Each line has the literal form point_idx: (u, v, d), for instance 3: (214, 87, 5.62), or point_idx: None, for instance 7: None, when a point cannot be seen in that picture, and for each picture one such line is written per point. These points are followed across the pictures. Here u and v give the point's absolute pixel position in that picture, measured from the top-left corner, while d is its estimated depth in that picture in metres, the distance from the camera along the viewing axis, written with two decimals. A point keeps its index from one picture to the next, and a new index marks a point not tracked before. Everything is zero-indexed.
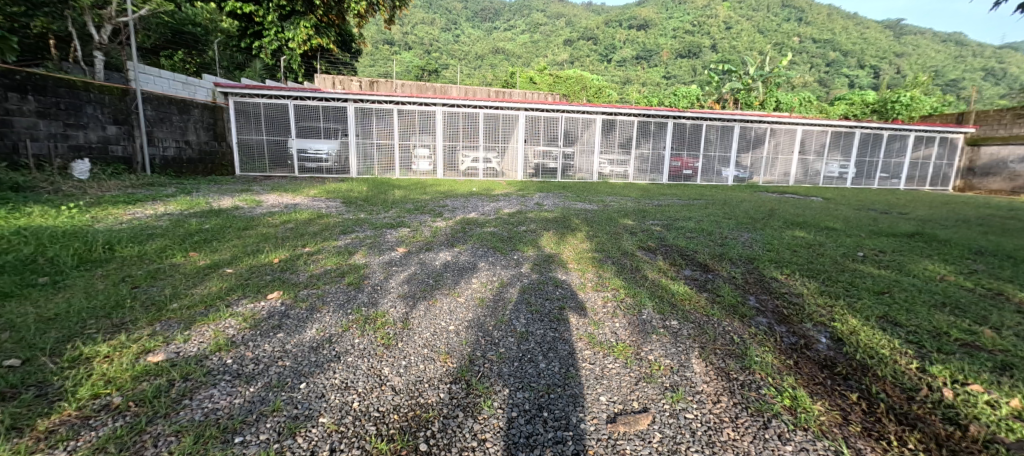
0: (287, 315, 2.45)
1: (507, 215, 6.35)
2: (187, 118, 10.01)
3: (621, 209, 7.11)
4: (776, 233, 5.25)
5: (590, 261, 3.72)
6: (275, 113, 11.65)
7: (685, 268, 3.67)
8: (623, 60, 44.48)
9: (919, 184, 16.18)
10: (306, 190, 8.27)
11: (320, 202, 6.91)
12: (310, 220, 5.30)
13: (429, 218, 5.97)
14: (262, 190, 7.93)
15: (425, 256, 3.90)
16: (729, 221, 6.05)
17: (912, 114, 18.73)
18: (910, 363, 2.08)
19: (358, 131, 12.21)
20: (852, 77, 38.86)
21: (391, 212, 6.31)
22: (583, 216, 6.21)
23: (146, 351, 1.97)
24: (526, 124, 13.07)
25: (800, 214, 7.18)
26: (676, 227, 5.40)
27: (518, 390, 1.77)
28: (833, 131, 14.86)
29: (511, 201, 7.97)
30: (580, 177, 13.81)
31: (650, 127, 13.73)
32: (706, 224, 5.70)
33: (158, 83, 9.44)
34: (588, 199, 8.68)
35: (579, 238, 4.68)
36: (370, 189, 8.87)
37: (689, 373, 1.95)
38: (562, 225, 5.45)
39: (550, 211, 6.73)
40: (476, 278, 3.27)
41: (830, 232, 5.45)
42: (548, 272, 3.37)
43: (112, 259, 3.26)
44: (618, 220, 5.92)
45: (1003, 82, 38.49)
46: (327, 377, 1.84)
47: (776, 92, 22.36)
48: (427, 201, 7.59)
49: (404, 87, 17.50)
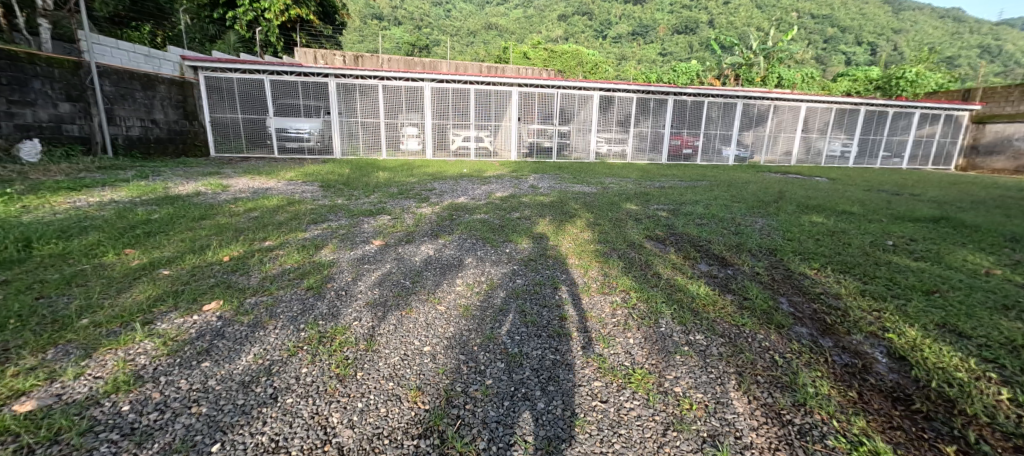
0: (222, 334, 1.96)
1: (500, 199, 5.85)
2: (153, 95, 9.24)
3: (621, 192, 6.64)
4: (792, 219, 4.81)
5: (593, 254, 3.25)
6: (250, 89, 10.85)
7: (701, 262, 3.22)
8: (619, 36, 43.06)
9: (921, 163, 15.88)
10: (282, 172, 7.65)
11: (296, 186, 6.35)
12: (280, 207, 4.76)
13: (413, 204, 5.43)
14: (234, 173, 7.30)
15: (404, 249, 3.40)
16: (740, 205, 5.59)
17: (917, 91, 18.20)
18: (1000, 394, 1.65)
19: (341, 109, 11.49)
20: (849, 54, 38.11)
21: (372, 197, 5.77)
22: (582, 200, 5.72)
23: (16, 396, 1.48)
24: (520, 101, 12.36)
25: (810, 196, 6.77)
26: (683, 213, 4.92)
27: (509, 449, 1.31)
28: (837, 109, 14.33)
29: (504, 183, 7.47)
30: (577, 157, 13.23)
31: (650, 104, 13.07)
32: (715, 209, 5.23)
33: (112, 56, 8.60)
34: (586, 181, 8.13)
35: (579, 226, 4.20)
36: (353, 171, 8.24)
37: (729, 415, 1.50)
38: (559, 211, 4.95)
39: (546, 195, 6.23)
40: (462, 279, 2.79)
41: (848, 216, 5.06)
42: (546, 270, 2.90)
43: (27, 260, 2.73)
44: (620, 204, 5.43)
45: (999, 59, 37.98)
46: (252, 432, 1.36)
47: (778, 68, 21.58)
48: (413, 184, 7.06)
49: (391, 61, 16.59)
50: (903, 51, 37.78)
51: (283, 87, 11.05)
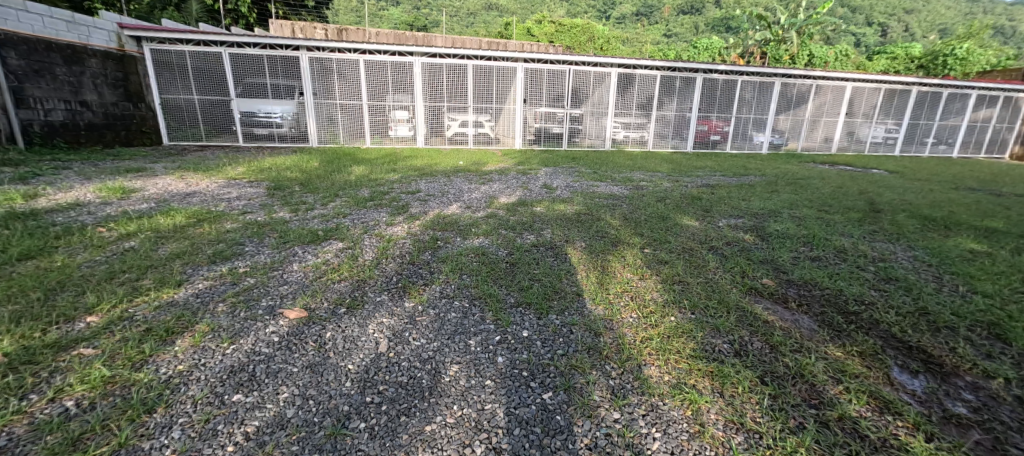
0: None
1: (504, 208, 4.28)
2: (80, 70, 7.56)
3: (663, 194, 5.09)
4: (939, 246, 3.25)
5: (689, 352, 1.70)
6: (206, 65, 9.15)
7: (898, 371, 1.67)
8: (623, 16, 40.34)
9: (973, 151, 14.15)
10: (228, 167, 6.06)
11: (233, 188, 4.79)
12: (181, 227, 3.21)
13: (385, 217, 3.88)
14: (163, 169, 5.72)
15: (333, 334, 1.84)
16: (840, 219, 4.01)
17: (966, 70, 16.24)
18: None
19: (316, 89, 9.82)
20: (859, 35, 35.73)
21: (331, 206, 4.22)
22: (618, 211, 4.12)
23: None
24: (525, 80, 10.61)
25: (911, 200, 5.18)
26: (775, 236, 3.36)
27: None
28: (887, 89, 12.56)
29: (508, 181, 5.92)
30: (589, 144, 11.59)
31: (675, 83, 11.30)
32: (813, 226, 3.67)
33: (25, 22, 6.70)
34: (609, 177, 6.54)
35: (633, 265, 2.65)
36: (323, 165, 6.67)
37: None
38: (591, 231, 3.40)
39: (566, 200, 4.64)
40: (429, 445, 1.23)
41: (1010, 239, 3.48)
42: (614, 417, 1.35)
43: None
44: (674, 217, 3.88)
45: (1016, 39, 35.57)
46: None
47: (809, 44, 19.53)
48: (392, 184, 5.50)
49: (381, 35, 14.71)
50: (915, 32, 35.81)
51: (246, 63, 9.34)
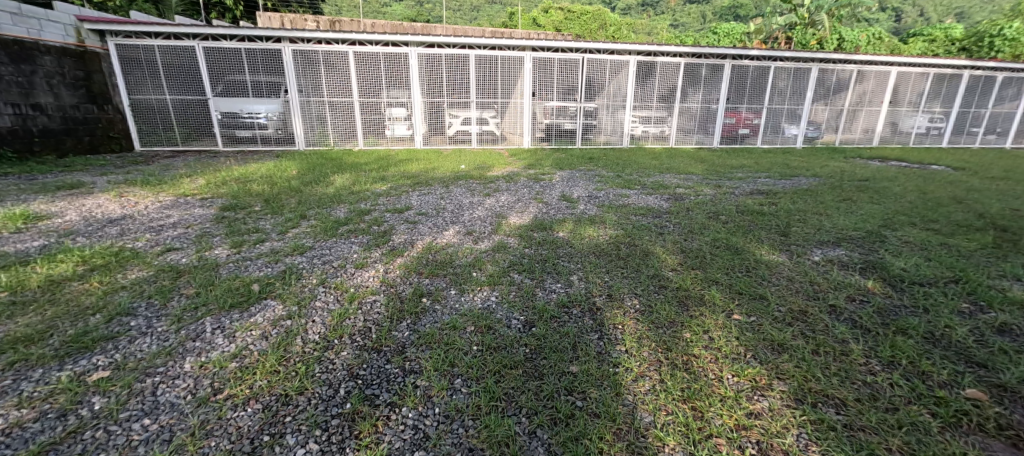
0: None
1: (516, 234, 3.27)
2: (31, 69, 6.65)
3: (715, 208, 4.04)
4: None
5: None
6: (180, 61, 8.22)
7: None
8: (627, 7, 38.42)
9: None
10: (186, 180, 5.11)
11: (175, 209, 3.83)
12: (60, 281, 2.25)
13: (357, 253, 2.89)
14: (105, 184, 4.79)
15: None
16: (976, 247, 2.92)
17: (1017, 51, 14.73)
18: None
19: (302, 85, 8.83)
20: (874, 20, 33.73)
21: (291, 235, 3.25)
22: (668, 237, 3.10)
23: None
24: (534, 71, 9.53)
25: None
26: (911, 282, 2.31)
27: None
28: (936, 74, 11.26)
29: (520, 191, 4.91)
30: (604, 140, 10.56)
31: (701, 71, 10.16)
32: (952, 262, 2.59)
33: None
34: (639, 183, 5.50)
35: (733, 354, 1.63)
36: (301, 173, 5.69)
37: None
38: (642, 277, 2.38)
39: (594, 219, 3.64)
40: None
41: None
42: None
43: None
44: (749, 247, 2.84)
45: None
46: None
47: (837, 28, 18.08)
48: (378, 198, 4.52)
49: (378, 26, 13.67)
50: (933, 15, 33.62)
51: (224, 58, 8.39)
